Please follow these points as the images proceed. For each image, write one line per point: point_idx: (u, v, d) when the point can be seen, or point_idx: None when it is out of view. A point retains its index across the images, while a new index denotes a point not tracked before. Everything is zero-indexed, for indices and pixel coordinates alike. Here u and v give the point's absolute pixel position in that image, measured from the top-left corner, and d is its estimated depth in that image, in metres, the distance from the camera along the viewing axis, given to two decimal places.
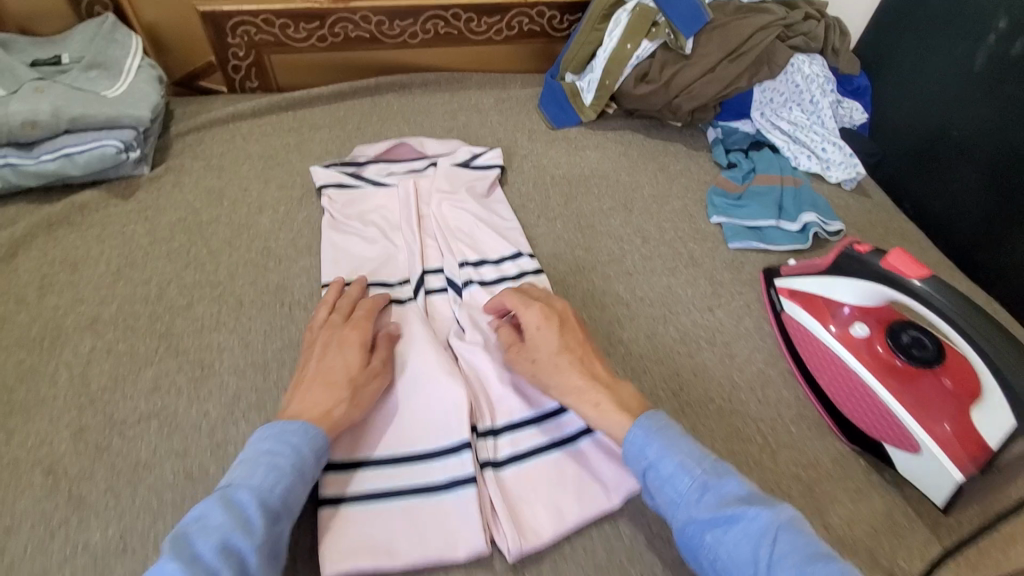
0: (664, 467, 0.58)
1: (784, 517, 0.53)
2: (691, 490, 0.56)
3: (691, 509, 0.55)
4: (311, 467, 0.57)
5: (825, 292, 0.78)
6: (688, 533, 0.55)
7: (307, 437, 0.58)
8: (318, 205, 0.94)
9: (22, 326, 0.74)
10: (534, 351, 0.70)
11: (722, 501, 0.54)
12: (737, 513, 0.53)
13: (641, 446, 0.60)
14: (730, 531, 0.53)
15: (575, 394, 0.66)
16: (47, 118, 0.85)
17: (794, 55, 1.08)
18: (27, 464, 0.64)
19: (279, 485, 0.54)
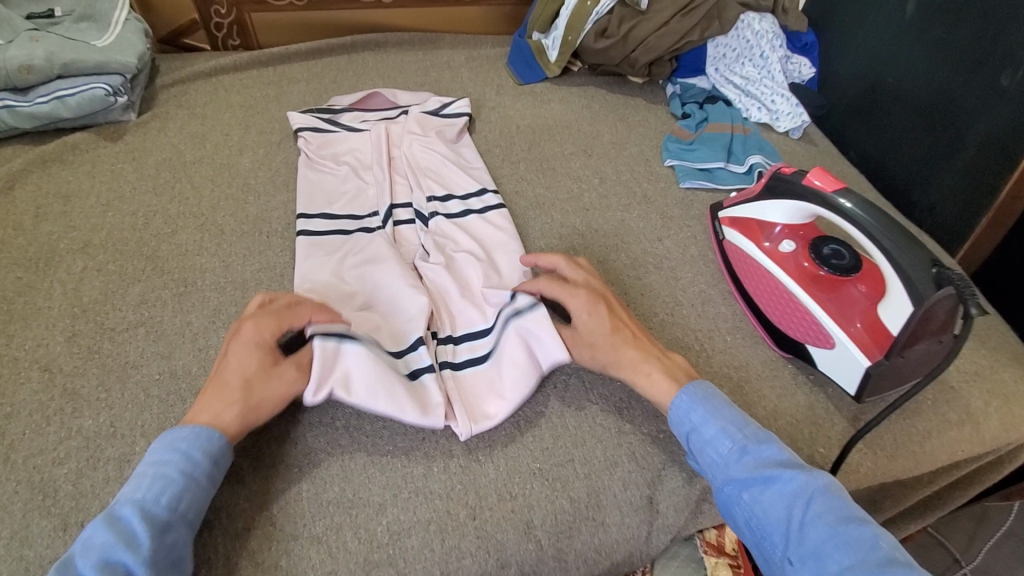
0: (706, 431, 0.63)
1: (820, 483, 0.58)
2: (730, 452, 0.62)
3: (729, 469, 0.61)
4: (206, 470, 0.57)
5: (757, 214, 0.84)
6: (726, 492, 0.61)
7: (198, 441, 0.57)
8: (295, 148, 1.00)
9: (20, 248, 0.81)
10: (589, 336, 0.70)
11: (761, 464, 0.60)
12: (774, 475, 0.59)
13: (685, 411, 0.65)
14: (766, 490, 0.59)
15: (635, 371, 0.68)
16: (41, 62, 0.92)
17: (744, 13, 1.14)
18: (25, 361, 0.70)
19: (165, 494, 0.54)
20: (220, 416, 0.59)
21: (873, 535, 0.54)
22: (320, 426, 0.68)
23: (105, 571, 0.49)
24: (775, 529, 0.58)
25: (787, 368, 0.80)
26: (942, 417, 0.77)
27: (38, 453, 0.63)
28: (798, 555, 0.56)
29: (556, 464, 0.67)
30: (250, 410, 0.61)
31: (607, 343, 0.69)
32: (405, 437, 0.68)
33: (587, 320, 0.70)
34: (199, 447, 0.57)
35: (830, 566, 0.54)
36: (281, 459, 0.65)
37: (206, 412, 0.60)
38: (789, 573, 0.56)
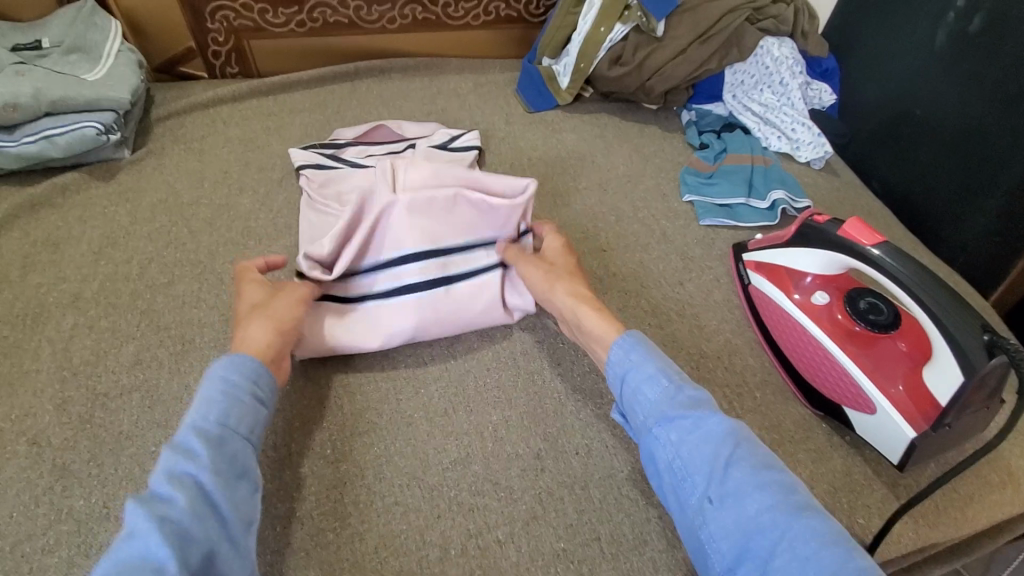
0: (643, 372, 0.62)
1: (741, 430, 0.58)
2: (665, 393, 0.61)
3: (661, 407, 0.60)
4: (252, 388, 0.58)
5: (788, 262, 0.80)
6: (655, 431, 0.59)
7: (236, 366, 0.59)
8: (298, 187, 0.96)
9: (6, 303, 0.76)
10: (549, 260, 0.78)
11: (692, 405, 0.60)
12: (701, 416, 0.58)
13: (626, 352, 0.64)
14: (693, 432, 0.58)
15: (578, 299, 0.72)
16: (28, 100, 0.87)
17: (764, 38, 1.09)
18: (11, 433, 0.65)
19: (215, 413, 0.55)
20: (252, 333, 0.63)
21: (789, 482, 0.55)
22: (329, 503, 0.64)
23: (173, 483, 0.50)
24: (699, 470, 0.56)
25: (821, 427, 0.75)
26: (986, 479, 0.73)
27: (25, 540, 0.59)
28: (719, 495, 0.54)
29: (581, 544, 0.63)
30: (273, 317, 0.65)
31: (565, 267, 0.77)
32: (419, 514, 0.64)
33: (552, 249, 0.80)
34: (241, 360, 0.59)
35: (749, 506, 0.53)
36: (288, 543, 0.61)
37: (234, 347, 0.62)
38: (708, 514, 0.54)
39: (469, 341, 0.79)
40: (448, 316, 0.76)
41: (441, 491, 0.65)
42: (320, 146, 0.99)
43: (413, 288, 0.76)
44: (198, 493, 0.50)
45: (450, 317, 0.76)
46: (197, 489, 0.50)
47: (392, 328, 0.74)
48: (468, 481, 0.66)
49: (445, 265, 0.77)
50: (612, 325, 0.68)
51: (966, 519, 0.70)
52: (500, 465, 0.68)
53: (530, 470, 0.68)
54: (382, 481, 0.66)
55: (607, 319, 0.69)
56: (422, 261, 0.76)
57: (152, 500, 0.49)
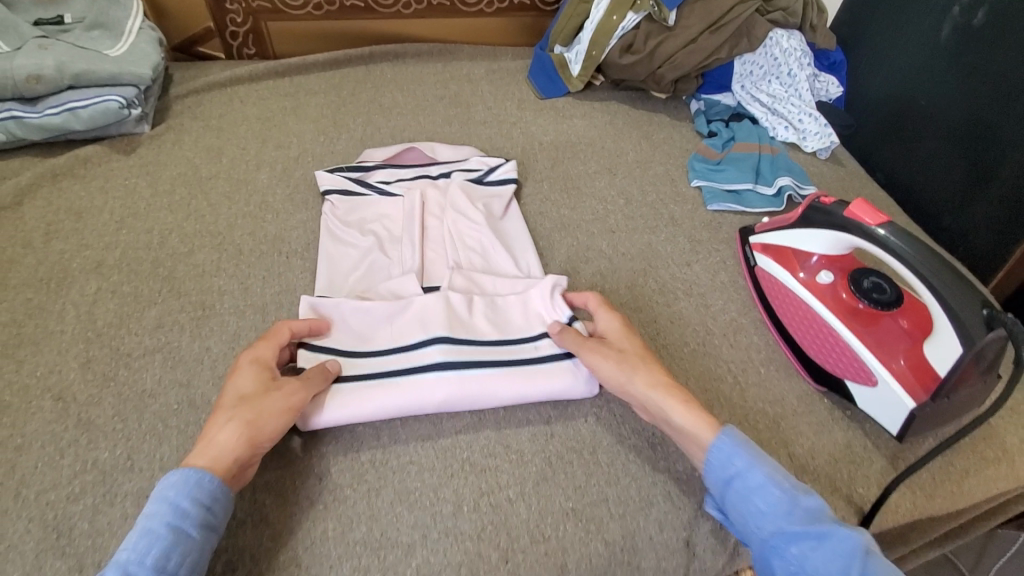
0: (752, 478, 0.59)
1: (870, 541, 0.54)
2: (779, 503, 0.57)
3: (778, 519, 0.57)
4: (198, 520, 0.53)
5: (793, 242, 0.82)
6: (774, 544, 0.56)
7: (187, 488, 0.53)
8: (314, 165, 0.98)
9: (31, 267, 0.78)
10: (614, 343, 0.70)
11: (812, 518, 0.56)
12: (827, 530, 0.55)
13: (728, 455, 0.60)
14: (818, 547, 0.54)
15: (660, 388, 0.65)
16: (52, 72, 0.89)
17: (773, 29, 1.11)
18: (36, 389, 0.67)
19: (150, 554, 0.50)
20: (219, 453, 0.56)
21: None
22: (345, 460, 0.66)
23: None
24: None
25: (823, 402, 0.77)
26: (982, 455, 0.75)
27: (51, 489, 0.60)
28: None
29: (589, 505, 0.65)
30: (248, 422, 0.58)
31: (635, 350, 0.69)
32: (432, 473, 0.66)
33: (612, 331, 0.72)
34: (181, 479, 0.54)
35: None
36: (305, 496, 0.63)
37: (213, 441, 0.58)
38: None
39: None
40: (473, 395, 0.68)
41: (454, 451, 0.67)
42: (348, 168, 0.96)
43: (439, 367, 0.69)
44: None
45: (476, 387, 0.69)
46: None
47: (411, 404, 0.67)
48: (480, 443, 0.68)
49: (478, 351, 0.71)
50: (704, 417, 0.63)
51: (961, 492, 0.73)
52: (511, 430, 0.70)
53: (540, 434, 0.70)
54: (397, 442, 0.68)
55: (699, 411, 0.64)
56: (447, 342, 0.71)
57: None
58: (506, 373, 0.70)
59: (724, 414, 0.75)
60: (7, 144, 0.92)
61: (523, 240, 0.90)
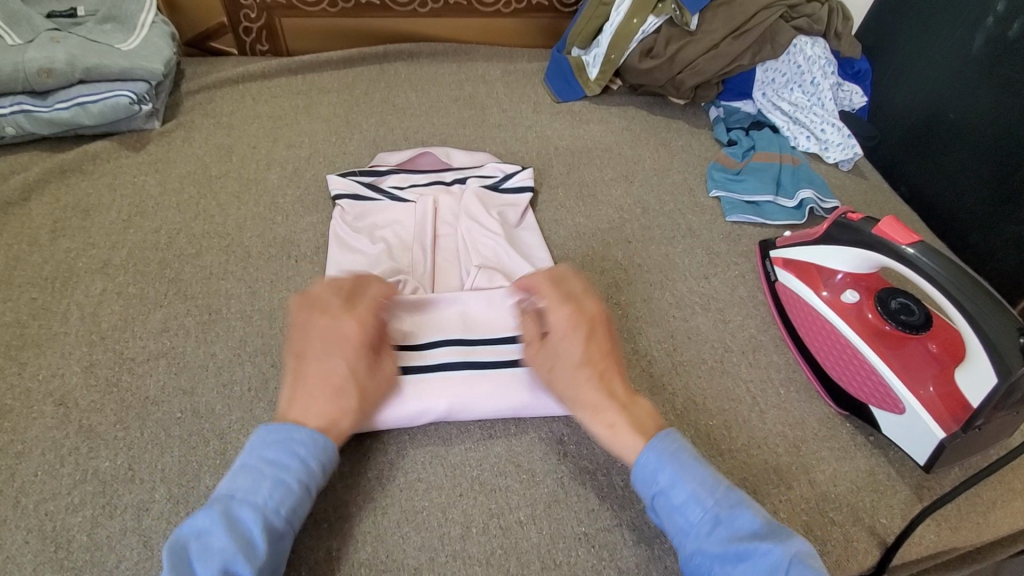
0: (675, 495, 0.55)
1: (796, 552, 0.51)
2: (702, 520, 0.54)
3: (700, 539, 0.53)
4: (319, 479, 0.55)
5: (817, 259, 0.79)
6: (698, 563, 0.53)
7: (316, 450, 0.55)
8: (325, 167, 0.96)
9: (36, 265, 0.77)
10: (554, 360, 0.64)
11: (734, 536, 0.52)
12: (749, 549, 0.51)
13: (652, 470, 0.57)
14: (742, 567, 0.51)
15: (587, 408, 0.62)
16: (63, 66, 0.87)
17: (797, 36, 1.09)
18: (39, 393, 0.66)
19: (283, 504, 0.52)
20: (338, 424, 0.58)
21: None
22: (351, 476, 0.64)
23: None
24: None
25: (845, 426, 0.75)
26: (1008, 486, 0.72)
27: (50, 498, 0.59)
28: None
29: (602, 529, 0.62)
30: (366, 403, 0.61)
31: (571, 356, 0.63)
32: (441, 492, 0.64)
33: (565, 342, 0.64)
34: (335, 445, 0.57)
35: None
36: (310, 512, 0.61)
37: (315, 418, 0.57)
38: None
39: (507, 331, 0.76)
40: (477, 399, 0.67)
41: (463, 470, 0.65)
42: (361, 172, 0.94)
43: (445, 366, 0.69)
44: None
45: (482, 393, 0.67)
46: None
47: (415, 407, 0.66)
48: (490, 462, 0.66)
49: (486, 350, 0.71)
50: (653, 421, 0.61)
51: (988, 524, 0.70)
52: (522, 448, 0.68)
53: (552, 454, 0.67)
54: (405, 458, 0.66)
55: (643, 413, 0.61)
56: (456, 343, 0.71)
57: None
58: (514, 375, 0.69)
59: (744, 437, 0.73)
60: (16, 138, 0.90)
61: (540, 252, 0.88)
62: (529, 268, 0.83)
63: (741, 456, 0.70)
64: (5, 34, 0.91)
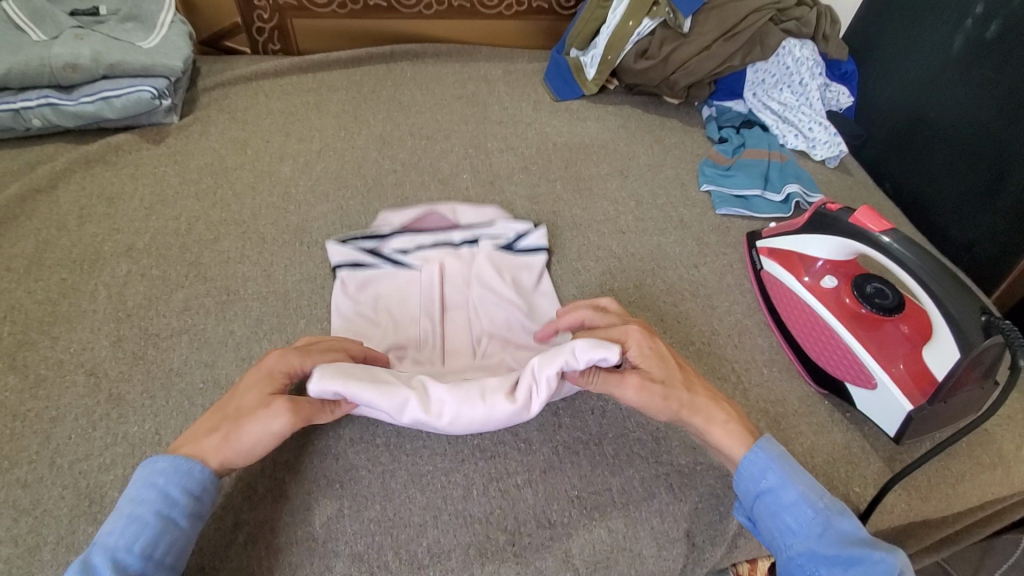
0: (784, 496, 0.59)
1: (906, 566, 0.55)
2: (811, 523, 0.58)
3: (808, 541, 0.57)
4: (187, 510, 0.54)
5: (799, 248, 0.84)
6: (801, 563, 0.57)
7: (176, 478, 0.54)
8: (334, 160, 1.01)
9: (65, 248, 0.82)
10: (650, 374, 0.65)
11: (845, 540, 0.57)
12: (861, 555, 0.55)
13: (760, 470, 0.60)
14: (849, 572, 0.55)
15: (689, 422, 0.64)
16: (87, 62, 0.92)
17: (787, 38, 1.14)
18: (71, 365, 0.71)
19: (138, 542, 0.51)
20: (202, 450, 0.56)
21: None
22: (360, 443, 0.69)
23: None
24: None
25: (823, 404, 0.80)
26: (978, 459, 0.77)
27: (83, 459, 0.63)
28: None
29: (593, 493, 0.67)
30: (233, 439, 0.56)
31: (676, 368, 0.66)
32: (445, 457, 0.68)
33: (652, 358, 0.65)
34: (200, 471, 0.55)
35: None
36: (323, 474, 0.66)
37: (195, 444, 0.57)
38: None
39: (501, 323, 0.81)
40: None
41: (465, 438, 0.70)
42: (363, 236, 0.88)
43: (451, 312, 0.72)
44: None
45: None
46: None
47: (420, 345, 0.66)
48: (491, 431, 0.71)
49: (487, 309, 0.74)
50: (746, 434, 0.64)
51: (957, 495, 0.74)
52: (520, 419, 0.72)
53: (548, 425, 0.72)
54: (411, 427, 0.70)
55: (740, 430, 0.64)
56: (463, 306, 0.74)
57: None
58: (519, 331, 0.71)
59: None
60: (43, 130, 0.95)
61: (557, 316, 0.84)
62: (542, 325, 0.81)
63: None
64: (30, 30, 0.97)
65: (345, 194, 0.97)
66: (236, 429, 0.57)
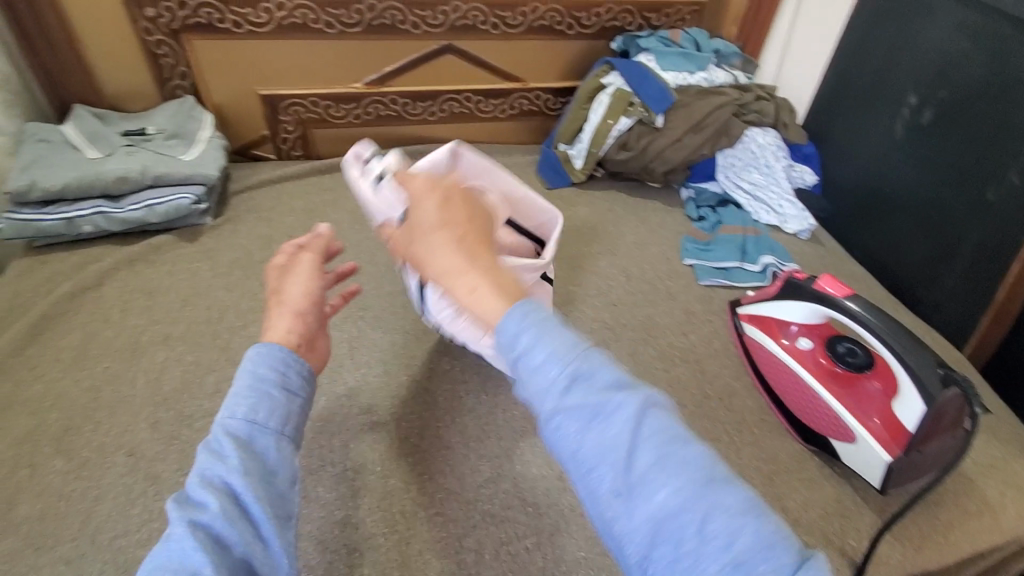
0: (537, 351, 0.42)
1: (650, 400, 0.42)
2: (561, 375, 0.40)
3: (555, 393, 0.41)
4: (279, 382, 0.54)
5: (775, 312, 0.93)
6: (553, 423, 0.41)
7: (264, 357, 0.56)
8: (351, 250, 1.12)
9: (109, 339, 0.91)
10: (414, 219, 0.53)
11: (592, 387, 0.41)
12: (602, 399, 0.40)
13: (515, 329, 0.44)
14: (596, 424, 0.40)
15: (454, 267, 0.50)
16: (136, 174, 1.06)
17: (750, 128, 1.32)
18: (112, 447, 0.77)
19: (242, 410, 0.51)
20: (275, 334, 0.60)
21: (724, 474, 0.40)
22: (378, 512, 0.73)
23: (206, 486, 0.47)
24: (606, 460, 0.39)
25: (813, 460, 0.85)
26: (968, 508, 0.80)
27: (123, 534, 0.68)
28: (631, 496, 0.38)
29: (600, 553, 0.71)
30: (289, 305, 0.63)
31: (457, 208, 0.52)
32: (457, 523, 0.73)
33: (423, 198, 0.53)
34: (290, 352, 0.58)
35: (662, 495, 0.38)
36: (343, 544, 0.70)
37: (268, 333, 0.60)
38: (617, 513, 0.39)
39: (512, 395, 0.89)
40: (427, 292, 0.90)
41: (476, 504, 0.75)
42: None
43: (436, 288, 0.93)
44: (253, 526, 0.46)
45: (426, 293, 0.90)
46: (228, 490, 0.47)
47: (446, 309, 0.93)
48: (499, 496, 0.76)
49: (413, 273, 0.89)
50: (505, 290, 0.48)
51: (952, 545, 0.77)
52: (527, 484, 0.77)
53: (554, 488, 0.77)
54: (426, 495, 0.75)
55: (495, 285, 0.48)
56: None
57: (188, 504, 0.46)
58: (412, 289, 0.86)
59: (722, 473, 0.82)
60: (92, 234, 1.07)
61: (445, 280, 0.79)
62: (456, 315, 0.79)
63: None
64: (86, 147, 1.11)
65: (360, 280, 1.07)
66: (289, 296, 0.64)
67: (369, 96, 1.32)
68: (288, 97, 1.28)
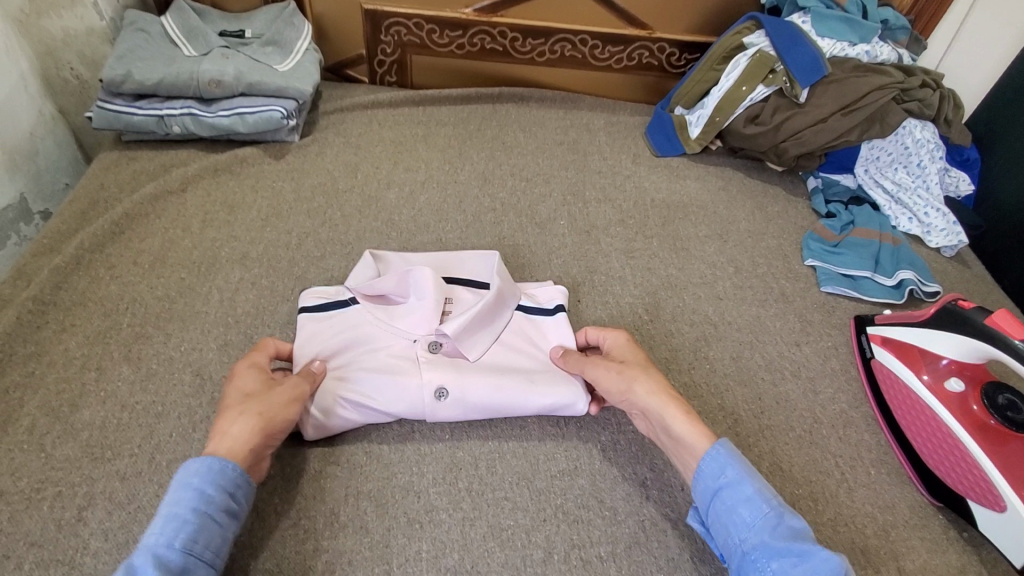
0: (741, 491, 0.57)
1: (850, 567, 0.52)
2: (765, 518, 0.56)
3: (761, 533, 0.55)
4: (222, 505, 0.54)
5: (921, 342, 0.80)
6: (754, 557, 0.54)
7: (211, 475, 0.54)
8: (437, 192, 1.04)
9: (186, 249, 0.87)
10: (622, 357, 0.70)
11: (796, 536, 0.54)
12: (807, 548, 0.53)
13: (720, 465, 0.59)
14: (798, 565, 0.52)
15: (668, 399, 0.65)
16: (230, 79, 0.99)
17: (907, 119, 1.10)
18: (179, 364, 0.73)
19: (177, 536, 0.51)
20: (232, 447, 0.57)
21: None
22: (443, 484, 0.67)
23: None
24: None
25: (937, 517, 0.73)
26: None
27: (180, 459, 0.65)
28: None
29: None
30: (258, 417, 0.59)
31: (638, 361, 0.69)
32: (526, 514, 0.66)
33: (623, 348, 0.72)
34: (236, 466, 0.56)
35: None
36: (403, 511, 0.65)
37: (222, 446, 0.57)
38: None
39: None
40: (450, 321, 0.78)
41: (548, 496, 0.67)
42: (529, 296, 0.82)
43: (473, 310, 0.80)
44: None
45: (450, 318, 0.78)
46: None
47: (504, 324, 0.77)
48: (575, 493, 0.68)
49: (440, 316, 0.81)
50: (703, 429, 0.63)
51: None
52: (606, 484, 0.69)
53: (635, 496, 0.69)
54: (494, 475, 0.69)
55: (700, 423, 0.63)
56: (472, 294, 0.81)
57: None
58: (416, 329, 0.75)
59: (830, 514, 0.71)
60: (180, 136, 1.03)
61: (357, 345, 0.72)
62: (456, 397, 0.69)
63: (828, 530, 0.69)
64: (183, 45, 1.05)
65: (445, 227, 0.99)
66: (256, 408, 0.60)
67: (478, 24, 1.20)
68: (393, 15, 1.19)
